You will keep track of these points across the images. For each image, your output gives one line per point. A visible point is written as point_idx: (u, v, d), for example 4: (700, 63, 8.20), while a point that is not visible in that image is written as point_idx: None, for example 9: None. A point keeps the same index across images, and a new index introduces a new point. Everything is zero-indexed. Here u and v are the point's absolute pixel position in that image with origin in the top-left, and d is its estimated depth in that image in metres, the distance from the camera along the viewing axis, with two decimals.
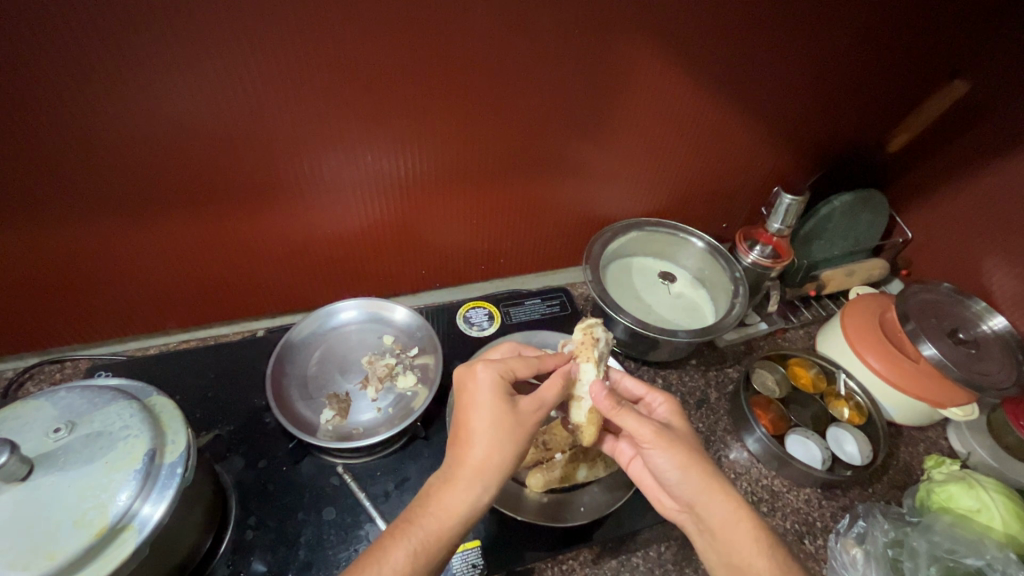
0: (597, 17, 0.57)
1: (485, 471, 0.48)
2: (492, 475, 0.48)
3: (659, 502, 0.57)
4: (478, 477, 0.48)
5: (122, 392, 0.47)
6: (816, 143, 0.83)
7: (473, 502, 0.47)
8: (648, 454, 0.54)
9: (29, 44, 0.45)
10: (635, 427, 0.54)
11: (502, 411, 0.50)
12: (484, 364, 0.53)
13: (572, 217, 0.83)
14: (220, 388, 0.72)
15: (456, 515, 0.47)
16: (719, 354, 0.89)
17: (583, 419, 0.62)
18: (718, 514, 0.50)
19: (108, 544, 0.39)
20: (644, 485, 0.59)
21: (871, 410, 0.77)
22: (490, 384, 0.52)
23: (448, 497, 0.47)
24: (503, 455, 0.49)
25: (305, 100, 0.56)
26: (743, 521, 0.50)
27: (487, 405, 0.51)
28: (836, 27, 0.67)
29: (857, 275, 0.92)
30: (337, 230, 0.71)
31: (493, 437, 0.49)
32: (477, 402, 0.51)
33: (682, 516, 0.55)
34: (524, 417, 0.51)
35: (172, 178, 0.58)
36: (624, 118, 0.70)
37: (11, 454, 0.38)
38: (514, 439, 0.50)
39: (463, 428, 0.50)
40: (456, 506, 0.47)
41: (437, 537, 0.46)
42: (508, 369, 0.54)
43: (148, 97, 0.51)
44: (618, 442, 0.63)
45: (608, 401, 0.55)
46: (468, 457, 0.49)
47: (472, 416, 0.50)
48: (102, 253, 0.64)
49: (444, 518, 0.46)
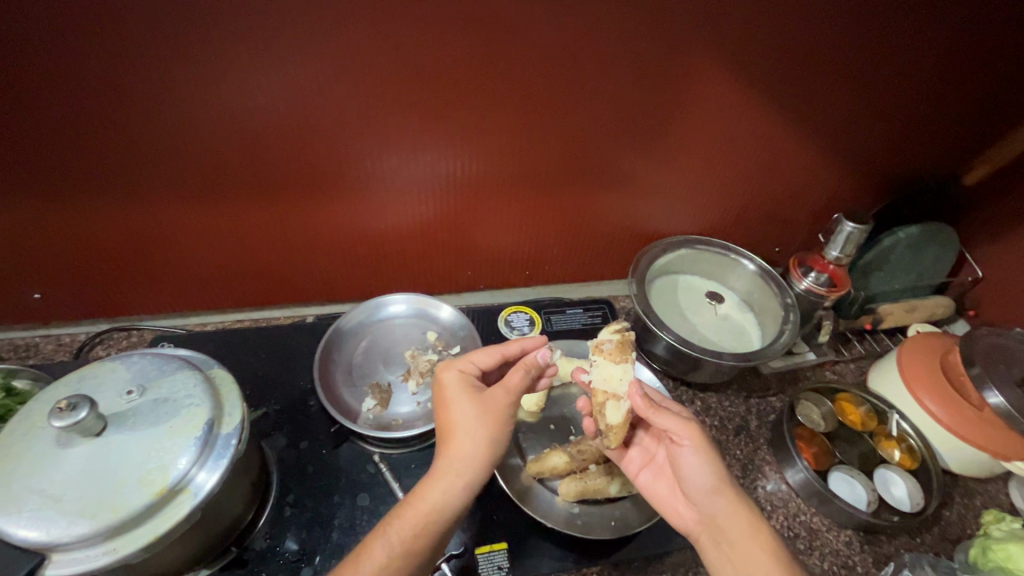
0: (666, 32, 0.57)
1: (461, 464, 0.50)
2: (470, 467, 0.50)
3: (676, 514, 0.57)
4: (450, 471, 0.50)
5: (188, 362, 0.50)
6: (884, 171, 0.80)
7: (454, 496, 0.49)
8: (683, 453, 0.54)
9: (138, 33, 0.49)
10: (672, 424, 0.54)
11: (468, 406, 0.53)
12: (447, 366, 0.57)
13: (622, 229, 0.82)
14: (268, 368, 0.75)
15: (434, 510, 0.48)
16: (763, 381, 0.87)
17: (616, 420, 0.58)
18: (740, 526, 0.50)
19: (167, 503, 0.42)
20: (657, 495, 0.59)
21: (925, 455, 0.72)
22: (453, 382, 0.55)
23: (424, 491, 0.49)
24: (479, 446, 0.51)
25: (376, 97, 0.58)
26: (762, 534, 0.50)
27: (458, 401, 0.53)
28: (916, 52, 0.64)
29: (918, 311, 0.87)
30: (391, 225, 0.73)
31: (466, 431, 0.51)
32: (452, 399, 0.54)
33: (697, 528, 0.54)
34: (489, 409, 0.53)
35: (246, 165, 0.62)
36: (684, 134, 0.69)
37: (90, 410, 0.41)
38: (490, 429, 0.52)
39: (443, 425, 0.53)
40: (432, 499, 0.49)
41: (412, 528, 0.47)
42: (467, 364, 0.57)
43: (236, 88, 0.54)
44: (629, 451, 0.62)
45: (645, 400, 0.56)
46: (447, 450, 0.51)
47: (447, 413, 0.53)
48: (176, 230, 0.68)
49: (423, 509, 0.48)
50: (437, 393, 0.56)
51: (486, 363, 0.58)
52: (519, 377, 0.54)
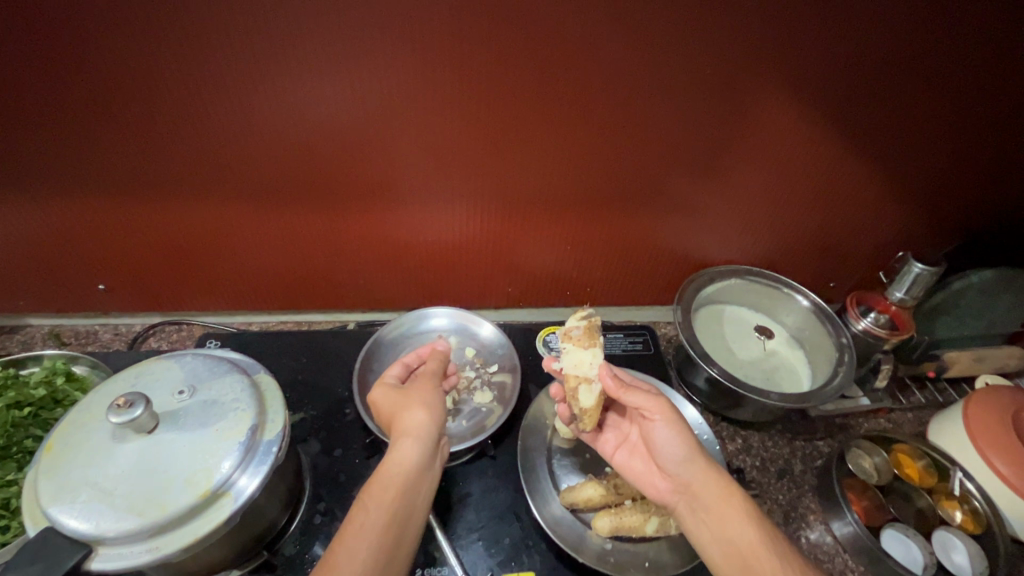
0: (730, 58, 0.56)
1: (413, 428, 0.54)
2: (422, 428, 0.54)
3: (652, 487, 0.59)
4: (402, 435, 0.54)
5: (237, 365, 0.51)
6: (956, 210, 0.75)
7: (413, 453, 0.52)
8: (657, 426, 0.57)
9: (223, 44, 0.51)
10: (643, 400, 0.57)
11: (395, 395, 0.58)
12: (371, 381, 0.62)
13: (669, 256, 0.80)
14: (308, 372, 0.76)
15: (397, 468, 0.51)
16: (810, 424, 0.82)
17: (590, 403, 0.61)
18: (715, 491, 0.53)
19: (210, 506, 0.42)
20: (633, 471, 0.61)
21: (990, 520, 0.65)
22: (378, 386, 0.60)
23: (388, 460, 0.52)
24: (420, 412, 0.55)
25: (434, 113, 0.59)
26: (735, 498, 0.52)
27: (383, 392, 0.59)
28: (999, 86, 0.61)
29: (988, 362, 0.81)
30: (437, 238, 0.74)
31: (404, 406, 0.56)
32: (381, 394, 0.59)
33: (674, 499, 0.57)
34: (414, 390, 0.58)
35: (304, 173, 0.64)
36: (741, 163, 0.67)
37: (144, 408, 0.43)
38: (418, 396, 0.57)
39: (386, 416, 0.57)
40: (393, 462, 0.52)
41: (386, 488, 0.50)
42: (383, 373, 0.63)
43: (302, 100, 0.56)
44: (603, 433, 0.65)
45: (615, 381, 0.59)
46: (399, 424, 0.55)
47: (382, 406, 0.58)
48: (232, 232, 0.70)
49: (387, 475, 0.51)
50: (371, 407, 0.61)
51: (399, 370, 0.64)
52: (431, 363, 0.62)
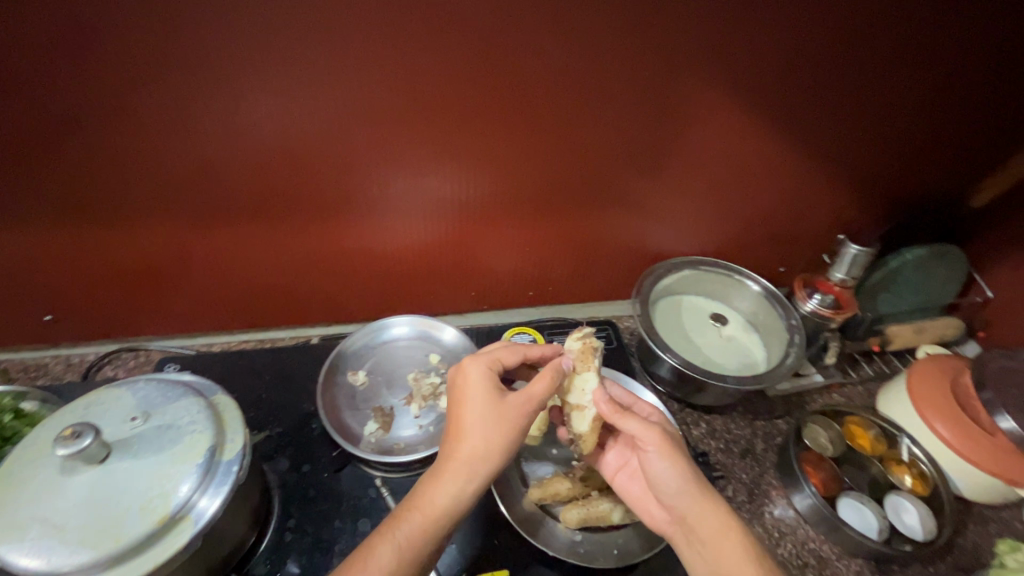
0: (665, 58, 0.58)
1: (473, 465, 0.49)
2: (482, 467, 0.49)
3: (648, 514, 0.58)
4: (462, 473, 0.49)
5: (192, 388, 0.51)
6: (888, 193, 0.80)
7: (459, 496, 0.48)
8: (648, 457, 0.55)
9: (157, 64, 0.50)
10: (638, 429, 0.56)
11: (489, 408, 0.51)
12: (473, 360, 0.55)
13: (625, 251, 0.82)
14: (273, 389, 0.75)
15: (435, 508, 0.47)
16: (769, 403, 0.86)
17: (585, 428, 0.61)
18: (709, 524, 0.51)
19: (168, 532, 0.42)
20: (632, 495, 0.60)
21: (936, 481, 0.70)
22: (479, 380, 0.53)
23: (431, 493, 0.48)
24: (490, 448, 0.50)
25: (380, 126, 0.59)
26: (733, 530, 0.50)
27: (476, 400, 0.52)
28: (916, 76, 0.64)
29: (927, 333, 0.86)
30: (395, 247, 0.74)
31: (481, 431, 0.50)
32: (466, 397, 0.53)
33: (671, 528, 0.55)
34: (510, 410, 0.52)
35: (253, 189, 0.63)
36: (685, 158, 0.70)
37: (94, 438, 0.42)
38: (503, 437, 0.50)
39: (455, 422, 0.51)
40: (441, 503, 0.48)
41: (422, 530, 0.47)
42: (494, 361, 0.56)
43: (243, 118, 0.56)
44: (607, 453, 0.64)
45: (610, 406, 0.58)
46: (459, 452, 0.49)
47: (465, 411, 0.52)
48: (183, 254, 0.69)
49: (430, 515, 0.47)
50: (458, 384, 0.54)
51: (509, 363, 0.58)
52: (541, 385, 0.54)
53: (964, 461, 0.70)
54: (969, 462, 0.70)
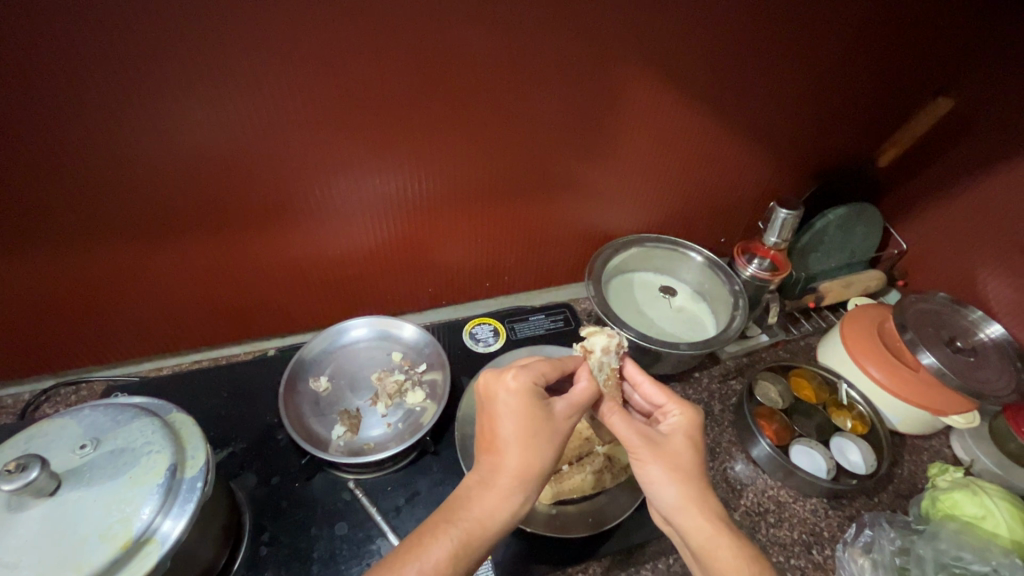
0: (591, 43, 0.59)
1: (527, 477, 0.48)
2: (534, 480, 0.49)
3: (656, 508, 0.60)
4: (516, 484, 0.48)
5: (144, 409, 0.49)
6: (808, 160, 0.86)
7: (511, 507, 0.48)
8: (636, 465, 0.54)
9: (63, 82, 0.47)
10: (625, 435, 0.54)
11: (542, 420, 0.50)
12: (517, 372, 0.53)
13: (574, 234, 0.85)
14: (233, 407, 0.74)
15: (491, 519, 0.47)
16: (721, 366, 0.90)
17: None
18: (695, 536, 0.50)
19: (133, 556, 0.41)
20: None
21: (874, 420, 0.77)
22: (526, 391, 0.51)
23: (487, 504, 0.47)
24: (544, 460, 0.49)
25: (314, 128, 0.58)
26: (718, 549, 0.48)
27: (527, 413, 0.50)
28: (824, 49, 0.69)
29: (854, 287, 0.93)
30: (345, 250, 0.73)
31: (535, 444, 0.49)
32: (510, 408, 0.50)
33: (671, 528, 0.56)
34: (559, 422, 0.51)
35: (186, 204, 0.60)
36: (621, 140, 0.72)
37: (41, 470, 0.40)
38: (553, 446, 0.50)
39: (505, 433, 0.50)
40: (495, 514, 0.47)
41: (478, 538, 0.46)
42: (538, 374, 0.54)
43: (165, 130, 0.53)
44: None
45: (606, 402, 0.57)
46: (513, 464, 0.48)
47: (512, 421, 0.50)
48: (118, 278, 0.66)
49: (487, 524, 0.46)
50: (496, 392, 0.52)
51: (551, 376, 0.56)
52: (582, 390, 0.54)
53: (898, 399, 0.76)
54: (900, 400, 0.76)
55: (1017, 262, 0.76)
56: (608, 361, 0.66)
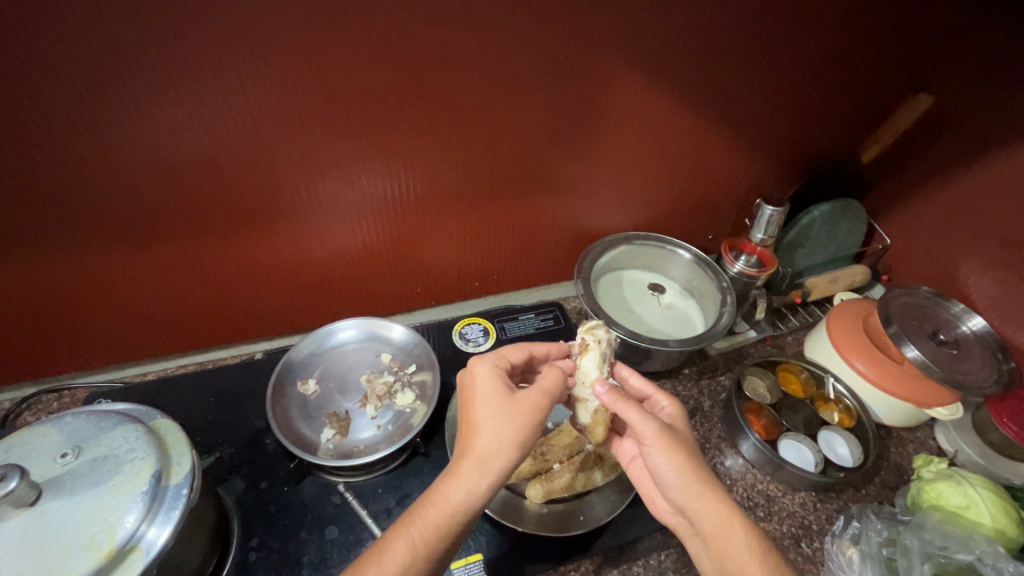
0: (578, 40, 0.59)
1: (487, 461, 0.48)
2: (496, 464, 0.49)
3: (653, 503, 0.59)
4: (478, 468, 0.48)
5: (127, 416, 0.48)
6: (793, 157, 0.87)
7: (476, 493, 0.48)
8: (648, 454, 0.53)
9: (39, 83, 0.46)
10: (638, 423, 0.54)
11: (501, 404, 0.51)
12: (480, 361, 0.55)
13: (562, 233, 0.85)
14: (220, 411, 0.73)
15: (453, 507, 0.47)
16: (710, 363, 0.91)
17: (588, 419, 0.63)
18: (710, 521, 0.50)
19: (117, 566, 0.40)
20: (642, 485, 0.61)
21: (860, 413, 0.78)
22: (485, 377, 0.54)
23: (449, 489, 0.48)
24: (505, 443, 0.49)
25: (299, 129, 0.57)
26: (735, 528, 0.49)
27: (485, 398, 0.52)
28: (808, 46, 0.70)
29: (840, 281, 0.94)
30: (333, 250, 0.73)
31: (495, 427, 0.50)
32: (474, 396, 0.53)
33: (677, 519, 0.56)
34: (521, 406, 0.51)
35: (168, 206, 0.60)
36: (609, 138, 0.72)
37: (20, 479, 0.39)
38: (515, 432, 0.50)
39: (468, 420, 0.52)
40: (456, 499, 0.47)
41: (435, 525, 0.46)
42: (501, 357, 0.59)
43: (145, 132, 0.52)
44: (623, 442, 0.65)
45: (611, 395, 0.56)
46: (472, 448, 0.49)
47: (475, 409, 0.52)
48: (99, 282, 0.64)
49: (444, 510, 0.47)
50: (467, 384, 0.55)
51: (517, 361, 0.60)
52: (548, 380, 0.54)
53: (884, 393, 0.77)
54: (885, 393, 0.77)
55: (997, 256, 0.77)
56: (608, 353, 0.64)
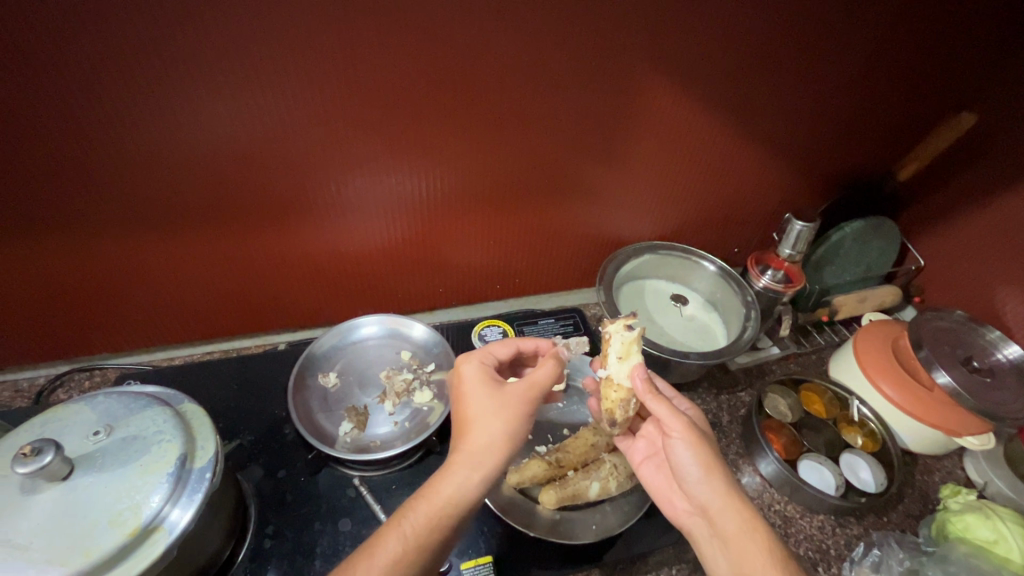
0: (613, 47, 0.59)
1: (479, 454, 0.49)
2: (488, 457, 0.49)
3: (670, 504, 0.58)
4: (469, 462, 0.49)
5: (156, 399, 0.50)
6: (826, 172, 0.85)
7: (469, 487, 0.48)
8: (673, 447, 0.53)
9: (92, 72, 0.48)
10: (666, 416, 0.53)
11: (490, 398, 0.52)
12: (468, 360, 0.57)
13: (586, 239, 0.85)
14: (242, 399, 0.75)
15: (448, 500, 0.47)
16: (731, 378, 0.90)
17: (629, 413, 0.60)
18: (733, 521, 0.49)
19: (141, 543, 0.41)
20: (656, 487, 0.60)
21: (884, 437, 0.76)
22: (474, 374, 0.55)
23: (441, 483, 0.48)
24: (497, 435, 0.50)
25: (333, 125, 0.59)
26: (758, 531, 0.48)
27: (475, 394, 0.53)
28: (848, 60, 0.68)
29: (869, 301, 0.92)
30: (359, 247, 0.74)
31: (485, 421, 0.51)
32: (464, 392, 0.54)
33: (693, 520, 0.54)
34: (509, 398, 0.52)
35: (206, 196, 0.61)
36: (638, 146, 0.72)
37: (55, 454, 0.41)
38: (506, 425, 0.51)
39: (460, 416, 0.53)
40: (449, 492, 0.48)
41: (427, 520, 0.46)
42: (487, 355, 0.60)
43: (188, 123, 0.54)
44: (636, 441, 0.64)
45: (646, 385, 0.56)
46: (464, 442, 0.50)
47: (466, 406, 0.53)
48: (135, 267, 0.67)
49: (437, 503, 0.47)
50: (457, 385, 0.56)
51: (504, 357, 0.61)
52: (542, 371, 0.54)
53: (911, 418, 0.75)
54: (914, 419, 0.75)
55: None
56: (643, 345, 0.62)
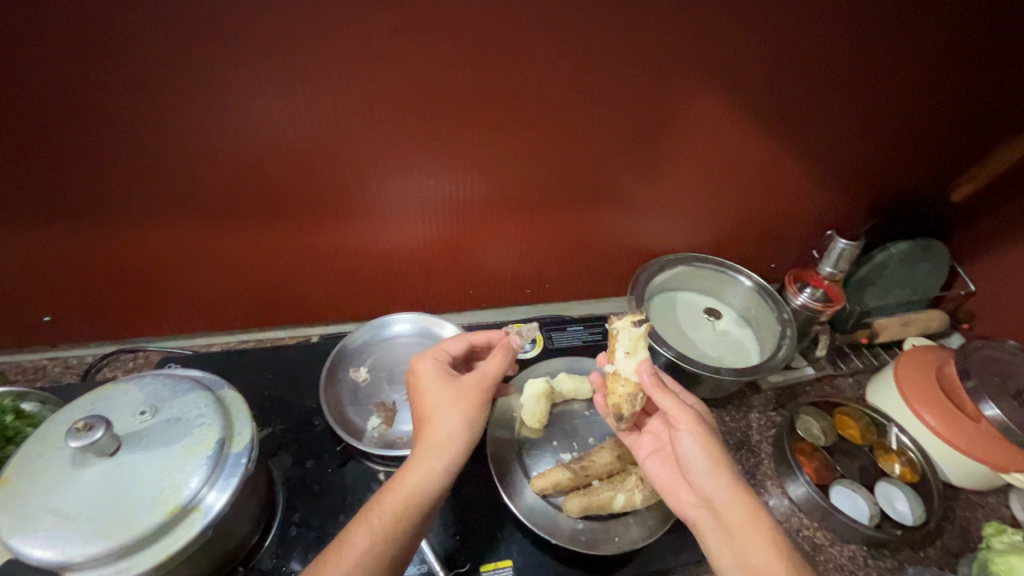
0: (661, 56, 0.59)
1: (439, 446, 0.51)
2: (448, 449, 0.51)
3: (675, 498, 0.56)
4: (430, 454, 0.50)
5: (199, 383, 0.52)
6: (874, 189, 0.82)
7: (430, 478, 0.49)
8: (680, 438, 0.52)
9: (159, 66, 0.51)
10: (672, 407, 0.53)
11: (443, 395, 0.53)
12: (421, 358, 0.58)
13: (621, 248, 0.84)
14: (275, 388, 0.77)
15: (415, 491, 0.48)
16: (762, 396, 0.87)
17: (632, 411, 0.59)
18: (739, 512, 0.48)
19: (178, 523, 0.43)
20: (662, 481, 0.58)
21: (925, 469, 0.72)
22: (428, 371, 0.56)
23: (406, 474, 0.49)
24: (455, 429, 0.51)
25: (380, 125, 0.60)
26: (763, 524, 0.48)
27: (432, 391, 0.54)
28: (903, 75, 0.66)
29: (913, 325, 0.88)
30: (396, 246, 0.75)
31: (440, 417, 0.52)
32: (421, 388, 0.55)
33: (697, 512, 0.53)
34: (462, 394, 0.53)
35: (254, 189, 0.64)
36: (679, 156, 0.71)
37: (105, 430, 0.43)
38: (461, 420, 0.52)
39: (419, 412, 0.54)
40: (414, 483, 0.49)
41: (395, 510, 0.47)
42: (441, 351, 0.60)
43: (243, 118, 0.56)
44: (642, 436, 0.63)
45: (653, 379, 0.55)
46: (425, 435, 0.51)
47: (423, 401, 0.54)
48: (183, 254, 0.69)
49: (403, 494, 0.48)
50: (413, 382, 0.57)
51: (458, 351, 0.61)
52: (491, 366, 0.55)
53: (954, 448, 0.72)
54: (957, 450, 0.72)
55: None
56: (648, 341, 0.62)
